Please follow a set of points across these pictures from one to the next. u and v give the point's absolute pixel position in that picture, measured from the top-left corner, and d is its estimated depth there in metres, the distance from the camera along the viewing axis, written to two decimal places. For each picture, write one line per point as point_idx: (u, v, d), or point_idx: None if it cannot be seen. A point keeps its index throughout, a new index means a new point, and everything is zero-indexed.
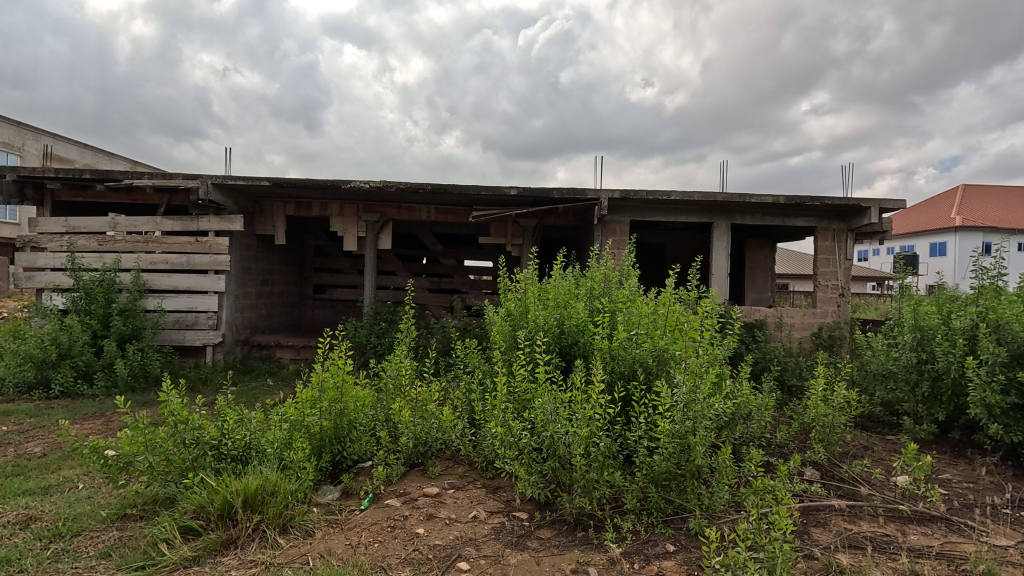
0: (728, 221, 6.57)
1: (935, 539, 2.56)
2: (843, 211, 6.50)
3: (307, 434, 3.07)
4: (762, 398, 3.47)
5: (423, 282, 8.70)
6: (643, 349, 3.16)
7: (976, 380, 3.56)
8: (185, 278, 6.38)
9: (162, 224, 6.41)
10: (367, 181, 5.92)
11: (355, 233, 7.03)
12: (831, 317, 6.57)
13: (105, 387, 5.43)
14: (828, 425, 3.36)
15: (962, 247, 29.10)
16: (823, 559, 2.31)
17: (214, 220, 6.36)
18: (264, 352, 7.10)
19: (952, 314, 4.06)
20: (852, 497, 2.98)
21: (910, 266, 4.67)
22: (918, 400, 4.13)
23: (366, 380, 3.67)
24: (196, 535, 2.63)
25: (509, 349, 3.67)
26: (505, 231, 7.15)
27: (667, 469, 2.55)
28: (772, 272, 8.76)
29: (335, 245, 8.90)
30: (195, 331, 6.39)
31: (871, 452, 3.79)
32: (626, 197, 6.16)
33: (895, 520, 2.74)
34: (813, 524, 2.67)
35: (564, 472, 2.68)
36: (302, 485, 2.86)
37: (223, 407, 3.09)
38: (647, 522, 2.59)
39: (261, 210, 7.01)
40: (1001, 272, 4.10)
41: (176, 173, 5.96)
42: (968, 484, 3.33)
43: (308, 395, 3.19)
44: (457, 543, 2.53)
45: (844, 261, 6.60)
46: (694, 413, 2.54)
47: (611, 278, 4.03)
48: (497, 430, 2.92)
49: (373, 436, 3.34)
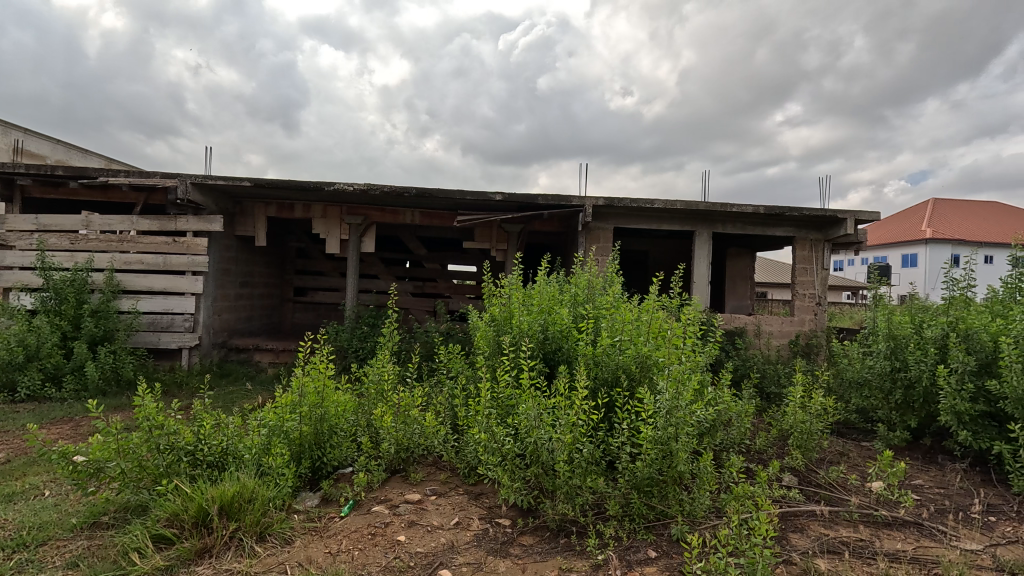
0: (710, 230, 6.66)
1: (908, 543, 2.63)
2: (820, 222, 6.64)
3: (286, 439, 3.02)
4: (742, 405, 3.53)
5: (406, 287, 8.62)
6: (627, 355, 3.17)
7: (946, 389, 3.65)
8: (162, 279, 6.23)
9: (137, 224, 6.24)
10: (351, 183, 5.85)
11: (338, 236, 6.92)
12: (808, 325, 6.70)
13: (74, 391, 5.26)
14: (806, 432, 3.43)
15: (933, 259, 30.02)
16: (802, 564, 2.34)
17: (192, 220, 6.22)
18: (242, 355, 6.98)
19: (924, 324, 4.18)
20: (829, 502, 3.04)
21: (884, 276, 4.79)
22: (892, 407, 4.23)
23: (347, 385, 3.62)
24: (169, 545, 2.55)
25: (492, 355, 3.66)
26: (490, 236, 7.15)
27: (649, 475, 2.53)
28: (751, 280, 8.99)
29: (317, 248, 8.80)
30: (170, 334, 6.23)
31: (847, 458, 3.88)
32: (610, 204, 6.20)
33: (870, 525, 2.80)
34: (791, 529, 2.71)
35: (547, 478, 2.67)
36: (281, 492, 2.81)
37: (200, 412, 3.01)
38: (629, 528, 2.59)
39: (241, 211, 6.88)
40: (970, 284, 4.25)
41: (153, 171, 5.82)
42: (939, 489, 3.42)
43: (288, 400, 3.12)
44: (440, 551, 2.50)
45: (821, 270, 6.74)
46: (677, 419, 2.54)
47: (594, 284, 4.01)
48: (480, 436, 2.89)
49: (354, 442, 3.30)
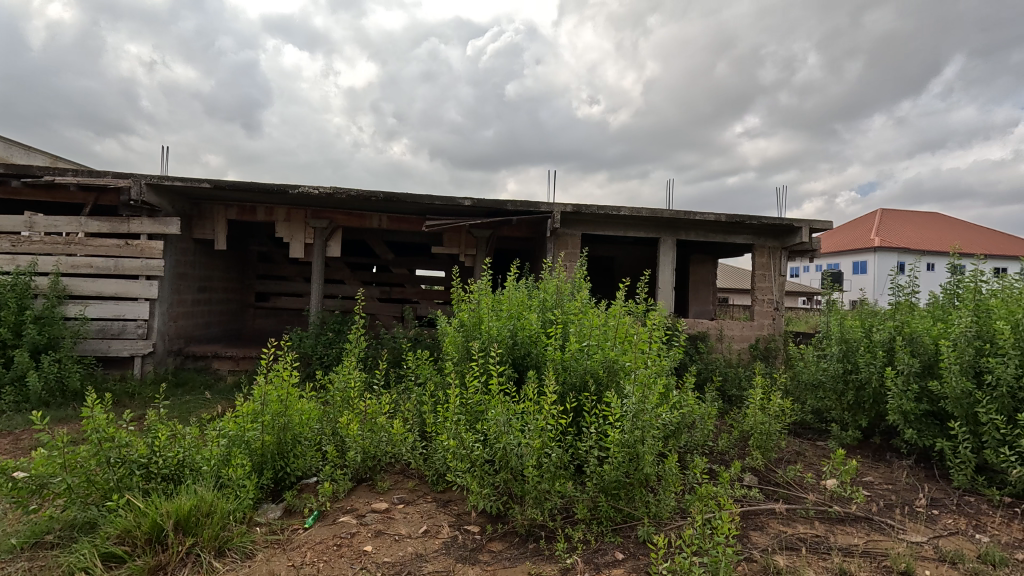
0: (674, 237, 6.83)
1: (860, 537, 2.75)
2: (777, 230, 6.92)
3: (247, 450, 2.94)
4: (705, 407, 3.63)
5: (373, 292, 8.49)
6: (594, 360, 3.22)
7: (893, 389, 3.86)
8: (113, 284, 5.95)
9: (86, 225, 5.94)
10: (316, 186, 5.74)
11: (302, 240, 6.76)
12: (767, 330, 6.95)
13: (14, 402, 4.94)
14: (765, 433, 3.56)
15: (881, 266, 31.65)
16: (762, 561, 2.42)
17: (147, 223, 5.97)
18: (200, 362, 6.72)
19: (872, 328, 4.40)
20: (788, 500, 3.16)
21: (836, 282, 5.03)
22: (844, 408, 4.42)
23: (312, 393, 3.54)
24: (119, 563, 2.41)
25: (461, 361, 3.65)
26: (458, 242, 7.13)
27: (617, 478, 2.57)
28: (713, 285, 9.28)
29: (280, 252, 8.57)
30: (122, 341, 5.94)
31: (803, 457, 4.03)
32: (578, 210, 6.29)
33: (825, 521, 2.92)
34: (752, 527, 2.80)
35: (516, 483, 2.68)
36: (241, 504, 2.72)
37: (154, 422, 2.88)
38: (597, 531, 2.63)
39: (200, 214, 6.64)
40: (913, 290, 4.51)
41: (105, 171, 5.56)
42: (888, 485, 3.60)
43: (250, 408, 3.02)
44: (408, 560, 2.47)
45: (778, 277, 7.01)
46: (643, 423, 2.59)
47: (562, 290, 4.05)
48: (449, 442, 2.87)
49: (319, 451, 3.22)
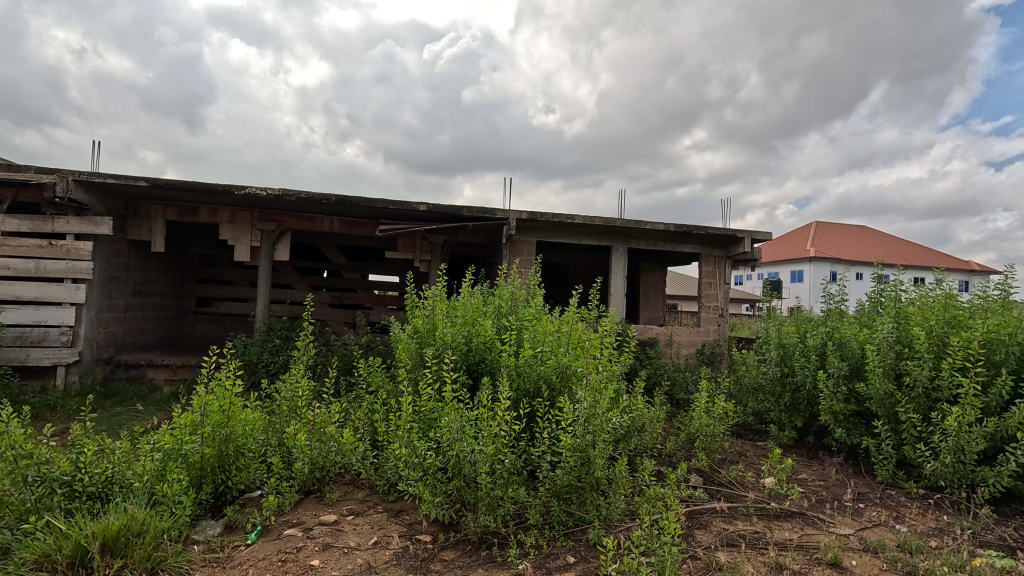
0: (626, 245, 7.03)
1: (795, 532, 2.91)
2: (722, 240, 7.25)
3: (184, 463, 2.77)
4: (654, 411, 3.74)
5: (323, 297, 8.25)
6: (547, 366, 3.26)
7: (825, 391, 4.12)
8: (33, 287, 5.51)
9: (4, 224, 5.47)
10: (264, 188, 5.54)
11: (248, 242, 6.49)
12: (712, 335, 7.27)
13: None
14: (710, 435, 3.71)
15: (815, 275, 33.70)
16: (706, 558, 2.52)
17: (74, 222, 5.57)
18: (133, 371, 6.30)
19: (807, 333, 4.69)
20: (730, 499, 3.30)
21: (775, 290, 5.32)
22: (781, 409, 4.68)
23: (256, 403, 3.39)
24: None
25: (415, 368, 3.60)
26: (413, 247, 7.06)
27: (569, 482, 2.61)
28: (662, 292, 9.60)
29: (224, 254, 8.19)
30: (43, 350, 5.50)
31: (744, 457, 4.23)
32: (533, 217, 6.36)
33: (764, 518, 3.07)
34: (696, 526, 2.91)
35: (469, 491, 2.67)
36: (177, 522, 2.56)
37: (79, 437, 2.68)
38: (549, 536, 2.65)
39: (135, 213, 6.26)
40: (843, 298, 4.84)
41: (26, 165, 5.15)
42: (820, 482, 3.84)
43: (187, 419, 2.83)
44: (357, 573, 2.40)
45: (723, 285, 7.34)
46: (595, 427, 2.65)
47: (517, 296, 4.09)
48: (401, 451, 2.82)
49: (263, 463, 3.10)
